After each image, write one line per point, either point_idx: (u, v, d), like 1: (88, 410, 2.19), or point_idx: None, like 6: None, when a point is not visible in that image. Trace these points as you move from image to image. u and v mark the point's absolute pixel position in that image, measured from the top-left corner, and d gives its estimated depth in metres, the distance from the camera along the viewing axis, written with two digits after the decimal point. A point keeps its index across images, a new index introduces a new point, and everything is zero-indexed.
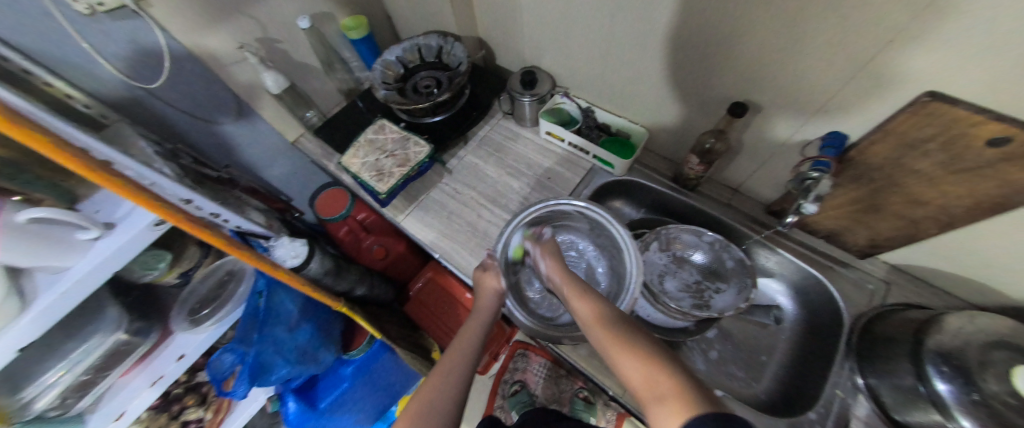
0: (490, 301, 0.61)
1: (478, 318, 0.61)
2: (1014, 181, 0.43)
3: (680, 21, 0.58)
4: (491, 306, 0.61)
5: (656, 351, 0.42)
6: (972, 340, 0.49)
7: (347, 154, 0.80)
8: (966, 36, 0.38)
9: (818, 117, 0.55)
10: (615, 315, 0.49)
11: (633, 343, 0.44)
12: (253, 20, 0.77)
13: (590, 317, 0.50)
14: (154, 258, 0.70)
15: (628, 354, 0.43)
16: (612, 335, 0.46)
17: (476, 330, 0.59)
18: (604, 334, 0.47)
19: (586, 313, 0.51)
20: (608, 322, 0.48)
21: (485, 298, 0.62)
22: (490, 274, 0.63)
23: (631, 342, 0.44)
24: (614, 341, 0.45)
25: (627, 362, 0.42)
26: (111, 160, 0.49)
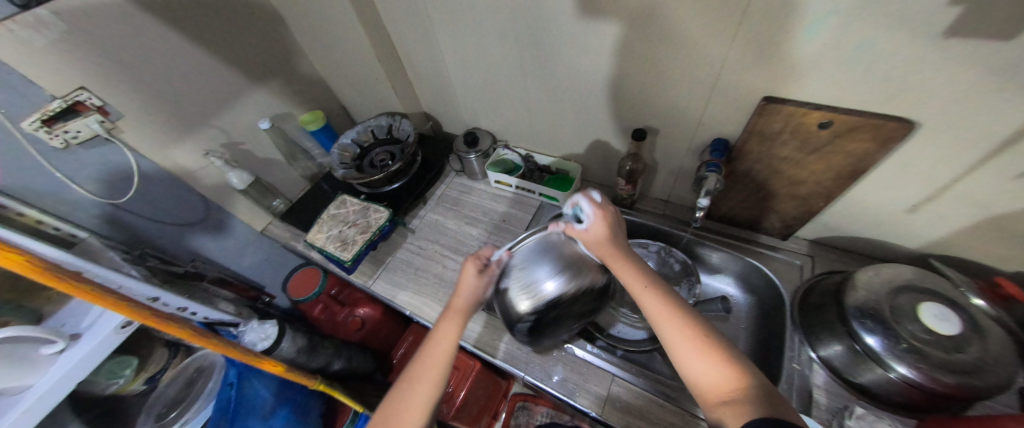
0: (466, 301, 0.59)
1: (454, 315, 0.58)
2: (852, 151, 0.54)
3: (575, 74, 0.71)
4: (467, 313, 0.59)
5: (727, 346, 0.44)
6: (882, 290, 0.57)
7: (312, 231, 0.85)
8: (762, 55, 0.51)
9: (701, 130, 0.67)
10: (677, 299, 0.49)
11: (692, 321, 0.46)
12: (217, 129, 0.87)
13: (641, 288, 0.50)
14: (120, 366, 0.69)
15: (689, 335, 0.45)
16: (670, 309, 0.47)
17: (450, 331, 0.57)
18: (658, 309, 0.48)
19: (626, 280, 0.52)
20: (667, 300, 0.48)
21: (463, 292, 0.60)
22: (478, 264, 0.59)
23: (697, 328, 0.45)
24: (667, 315, 0.47)
25: (677, 337, 0.45)
26: (80, 269, 0.53)
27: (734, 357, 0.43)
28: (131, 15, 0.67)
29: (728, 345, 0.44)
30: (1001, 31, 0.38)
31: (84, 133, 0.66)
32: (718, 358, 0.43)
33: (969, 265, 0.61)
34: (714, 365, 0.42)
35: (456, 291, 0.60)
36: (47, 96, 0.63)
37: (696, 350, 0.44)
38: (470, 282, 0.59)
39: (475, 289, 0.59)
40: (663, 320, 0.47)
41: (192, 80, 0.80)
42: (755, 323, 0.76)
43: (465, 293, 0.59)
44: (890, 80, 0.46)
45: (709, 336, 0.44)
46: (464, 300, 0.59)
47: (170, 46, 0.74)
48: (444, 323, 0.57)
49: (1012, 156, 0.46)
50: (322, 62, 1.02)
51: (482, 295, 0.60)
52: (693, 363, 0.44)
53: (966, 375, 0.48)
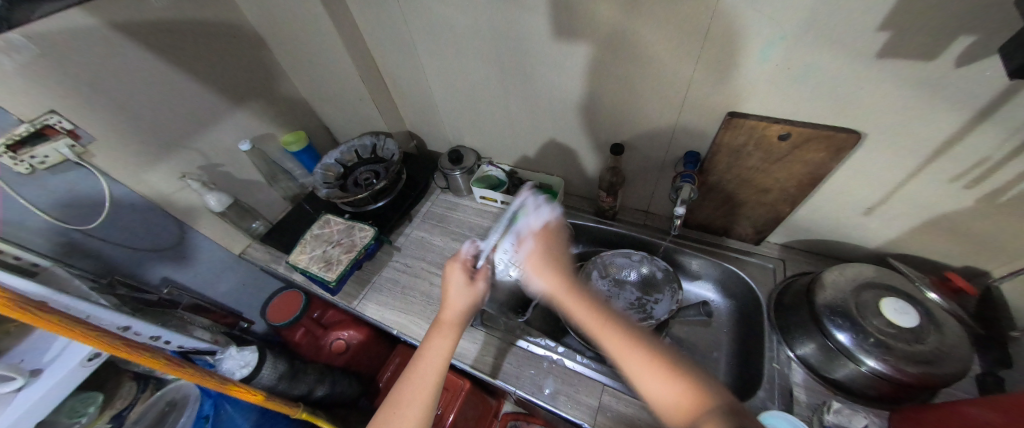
0: (455, 312, 0.60)
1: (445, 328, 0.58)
2: (810, 160, 0.59)
3: (554, 93, 0.75)
4: (459, 324, 0.59)
5: (686, 366, 0.45)
6: (848, 288, 0.60)
7: (294, 252, 0.83)
8: (724, 75, 0.56)
9: (674, 144, 0.71)
10: (634, 326, 0.51)
11: (648, 348, 0.47)
12: (195, 152, 0.86)
13: (598, 323, 0.52)
14: (83, 403, 0.64)
15: (647, 364, 0.46)
16: (625, 339, 0.49)
17: (441, 344, 0.57)
18: (616, 342, 0.49)
19: (580, 312, 0.54)
20: (625, 331, 0.50)
21: (451, 302, 0.60)
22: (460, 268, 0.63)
23: (654, 353, 0.47)
24: (625, 345, 0.48)
25: (636, 366, 0.46)
26: (47, 299, 0.51)
27: (693, 375, 0.44)
28: (108, 39, 0.67)
29: (688, 364, 0.45)
30: (924, 53, 0.44)
31: (52, 158, 0.64)
32: (677, 379, 0.43)
33: (920, 262, 0.66)
34: (676, 389, 0.43)
35: (446, 303, 0.61)
36: (13, 120, 0.60)
37: (655, 376, 0.45)
38: (460, 291, 0.61)
39: (463, 297, 0.61)
40: (624, 356, 0.48)
41: (169, 103, 0.79)
42: (736, 327, 0.79)
43: (455, 301, 0.60)
44: (836, 95, 0.51)
45: (665, 360, 0.46)
46: (454, 311, 0.59)
47: (147, 69, 0.74)
48: (436, 336, 0.58)
49: (944, 162, 0.52)
50: (304, 84, 1.03)
51: (471, 301, 0.61)
52: (654, 389, 0.44)
53: (928, 365, 0.51)
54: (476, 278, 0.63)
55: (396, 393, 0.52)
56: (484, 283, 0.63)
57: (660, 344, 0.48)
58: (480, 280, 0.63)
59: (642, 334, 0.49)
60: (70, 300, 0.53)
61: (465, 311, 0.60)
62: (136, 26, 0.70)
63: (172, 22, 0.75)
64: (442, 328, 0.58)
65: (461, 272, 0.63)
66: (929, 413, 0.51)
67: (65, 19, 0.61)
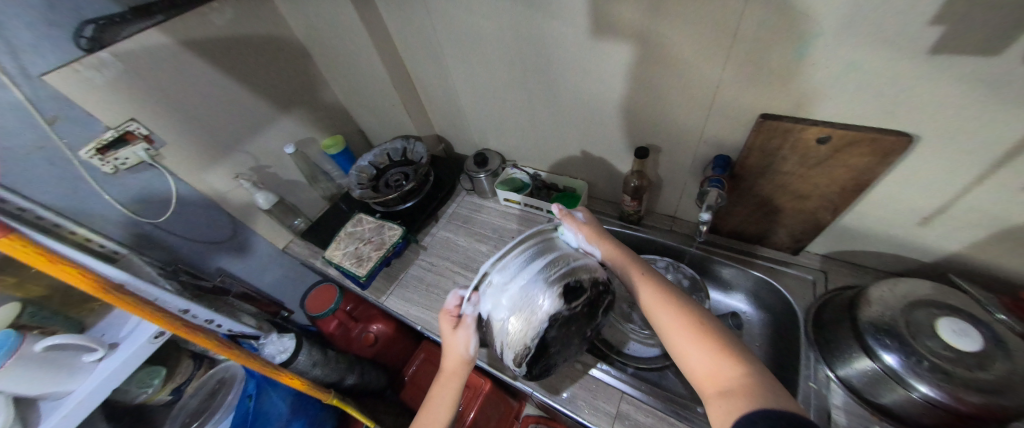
0: (453, 362, 0.60)
1: (448, 379, 0.60)
2: (854, 164, 0.55)
3: (579, 96, 0.75)
4: (460, 372, 0.60)
5: (724, 333, 0.46)
6: (898, 304, 0.55)
7: (330, 248, 0.89)
8: (753, 75, 0.54)
9: (703, 147, 0.68)
10: (676, 291, 0.52)
11: (686, 312, 0.49)
12: (247, 154, 0.94)
13: (636, 277, 0.55)
14: (149, 375, 0.73)
15: (683, 325, 0.47)
16: (665, 302, 0.50)
17: (445, 395, 0.60)
18: (652, 298, 0.52)
19: (622, 265, 0.57)
20: (662, 293, 0.52)
21: (445, 353, 0.60)
22: (447, 320, 0.59)
23: (690, 316, 0.48)
24: (661, 305, 0.50)
25: (670, 324, 0.48)
26: (124, 282, 0.59)
27: (725, 341, 0.45)
28: (178, 55, 0.76)
29: (726, 332, 0.46)
30: (986, 47, 0.39)
31: (131, 160, 0.73)
32: (712, 345, 0.44)
33: (988, 278, 0.59)
34: (705, 354, 0.44)
35: (444, 352, 0.60)
36: (102, 127, 0.70)
37: (689, 337, 0.46)
38: (448, 341, 0.59)
39: (454, 346, 0.59)
40: (659, 312, 0.50)
41: (227, 111, 0.87)
42: (770, 342, 0.75)
43: (448, 354, 0.59)
44: (883, 95, 0.47)
45: (701, 326, 0.47)
46: (450, 361, 0.60)
47: (209, 81, 0.83)
48: (437, 384, 0.61)
49: (1015, 168, 0.46)
50: (343, 91, 1.10)
51: (465, 350, 0.58)
52: (685, 350, 0.46)
53: (993, 395, 0.46)
54: (458, 327, 0.58)
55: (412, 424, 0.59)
56: (467, 334, 0.57)
57: (699, 310, 0.50)
58: (461, 330, 0.58)
59: (685, 300, 0.50)
60: (141, 283, 0.60)
61: (460, 359, 0.59)
62: (201, 42, 0.79)
63: (230, 38, 0.83)
64: (444, 376, 0.60)
65: (446, 322, 0.60)
66: None
67: (146, 38, 0.70)
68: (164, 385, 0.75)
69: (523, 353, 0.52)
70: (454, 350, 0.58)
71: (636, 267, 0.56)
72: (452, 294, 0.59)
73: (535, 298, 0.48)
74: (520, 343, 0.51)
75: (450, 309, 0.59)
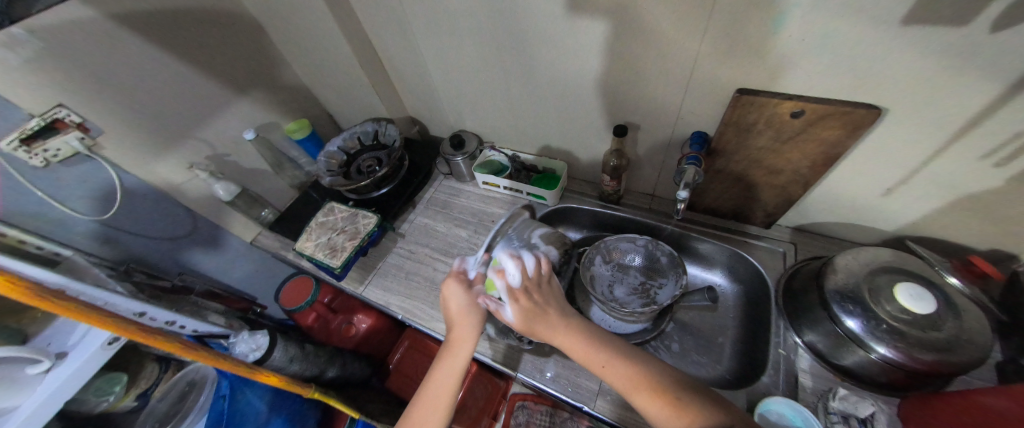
0: (466, 328, 0.60)
1: (458, 350, 0.59)
2: (825, 138, 0.56)
3: (556, 73, 0.72)
4: (471, 335, 0.60)
5: (672, 381, 0.50)
6: (862, 272, 0.58)
7: (301, 240, 0.85)
8: (730, 48, 0.53)
9: (680, 124, 0.68)
10: (620, 346, 0.56)
11: (636, 368, 0.52)
12: (201, 141, 0.87)
13: (597, 361, 0.54)
14: (108, 383, 0.68)
15: (657, 400, 0.48)
16: (615, 363, 0.53)
17: (455, 364, 0.58)
18: (620, 380, 0.52)
19: (578, 351, 0.56)
20: (626, 370, 0.52)
21: (455, 316, 0.62)
22: (455, 283, 0.64)
23: (658, 391, 0.49)
24: (629, 385, 0.51)
25: (645, 402, 0.49)
26: (65, 287, 0.54)
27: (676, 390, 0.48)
28: (109, 31, 0.67)
29: (676, 382, 0.49)
30: (957, 16, 0.39)
31: (64, 151, 0.66)
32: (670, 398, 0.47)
33: (941, 244, 0.63)
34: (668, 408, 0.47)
35: (455, 320, 0.62)
36: (24, 115, 0.62)
37: (664, 413, 0.47)
38: (462, 305, 0.62)
39: (468, 309, 0.62)
40: (630, 394, 0.50)
41: (172, 94, 0.79)
42: (743, 312, 0.77)
43: (461, 318, 0.61)
44: (855, 67, 0.48)
45: (652, 381, 0.50)
46: (463, 326, 0.60)
47: (148, 60, 0.74)
48: (445, 354, 0.59)
49: (974, 137, 0.48)
50: (305, 71, 1.02)
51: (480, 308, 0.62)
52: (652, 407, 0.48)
53: (944, 352, 0.49)
54: (473, 286, 0.64)
55: (420, 397, 0.57)
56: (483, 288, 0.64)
57: (646, 361, 0.53)
58: (477, 287, 0.64)
59: (647, 369, 0.52)
60: (71, 280, 0.55)
61: (470, 326, 0.61)
62: (135, 16, 0.70)
63: (169, 11, 0.74)
64: (453, 345, 0.60)
65: (458, 288, 0.64)
66: (943, 401, 0.49)
67: (67, 11, 0.62)
68: (127, 391, 0.71)
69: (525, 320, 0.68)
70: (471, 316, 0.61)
71: (594, 349, 0.55)
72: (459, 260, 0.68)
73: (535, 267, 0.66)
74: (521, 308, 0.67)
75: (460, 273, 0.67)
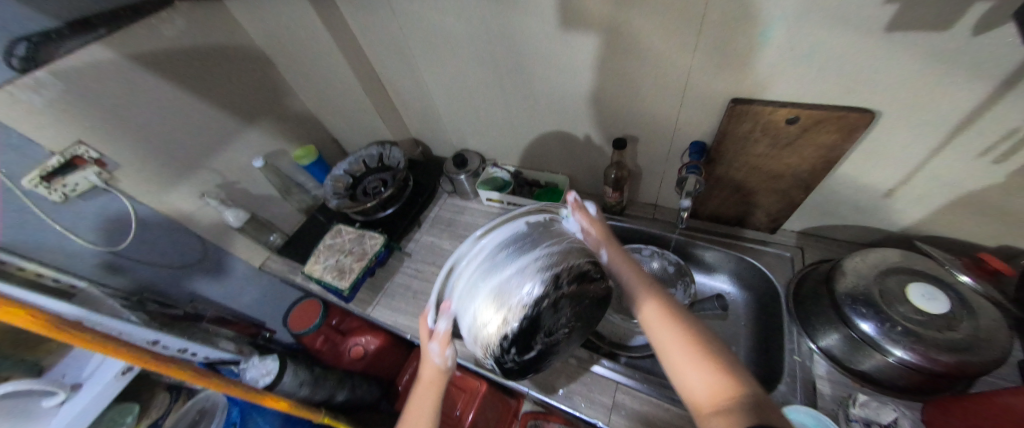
0: (432, 372, 0.55)
1: (428, 390, 0.55)
2: (822, 142, 0.56)
3: (553, 90, 0.74)
4: (439, 380, 0.55)
5: (724, 352, 0.42)
6: (872, 273, 0.57)
7: (309, 263, 0.86)
8: (722, 60, 0.54)
9: (679, 134, 0.69)
10: (676, 308, 0.49)
11: (688, 327, 0.45)
12: (212, 171, 0.90)
13: (643, 289, 0.51)
14: (120, 414, 0.67)
15: (687, 342, 0.44)
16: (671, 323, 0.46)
17: (425, 406, 0.55)
18: (656, 311, 0.48)
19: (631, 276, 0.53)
20: (667, 307, 0.48)
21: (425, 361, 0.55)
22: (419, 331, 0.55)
23: (694, 335, 0.44)
24: (664, 321, 0.46)
25: (673, 341, 0.44)
26: (80, 319, 0.55)
27: (725, 360, 0.41)
28: (127, 71, 0.71)
29: (711, 337, 0.44)
30: (939, 22, 0.41)
31: (82, 186, 0.68)
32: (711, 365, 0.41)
33: (949, 242, 0.63)
34: (706, 374, 0.40)
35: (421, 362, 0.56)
36: (46, 153, 0.64)
37: (691, 356, 0.42)
38: (424, 351, 0.55)
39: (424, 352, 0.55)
40: (661, 326, 0.46)
41: (185, 126, 0.83)
42: (754, 320, 0.76)
43: (427, 363, 0.55)
44: (846, 73, 0.49)
45: (701, 345, 0.43)
46: (429, 370, 0.55)
47: (164, 96, 0.78)
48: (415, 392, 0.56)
49: (970, 135, 0.48)
50: (311, 99, 1.06)
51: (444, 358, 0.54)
52: (685, 368, 0.42)
53: (962, 352, 0.48)
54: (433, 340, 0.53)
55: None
56: (441, 346, 0.52)
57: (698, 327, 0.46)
58: (436, 344, 0.52)
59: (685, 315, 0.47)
60: (84, 311, 0.55)
61: (438, 368, 0.55)
62: (151, 56, 0.74)
63: (183, 49, 0.78)
64: (423, 385, 0.56)
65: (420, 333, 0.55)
66: (965, 405, 0.48)
67: (88, 54, 0.65)
68: (138, 422, 0.70)
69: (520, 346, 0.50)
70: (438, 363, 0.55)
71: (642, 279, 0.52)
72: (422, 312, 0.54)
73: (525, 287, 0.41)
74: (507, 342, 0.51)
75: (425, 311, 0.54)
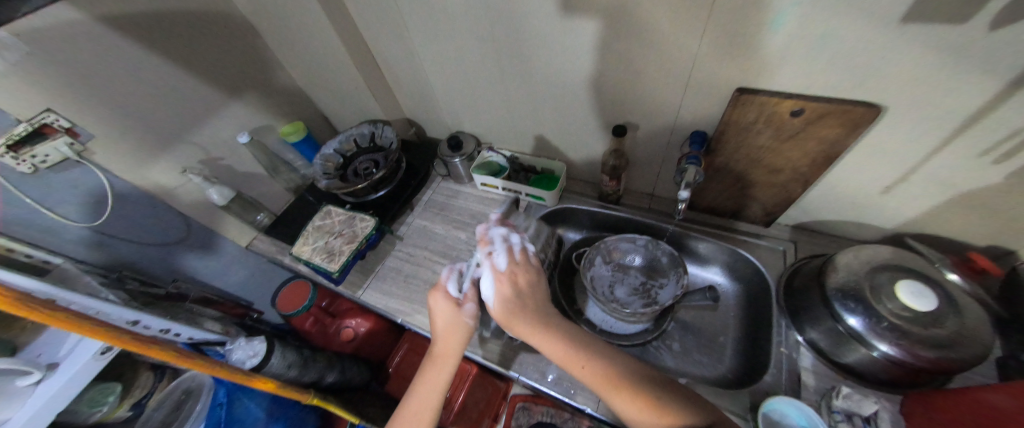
0: (455, 343, 0.61)
1: (443, 362, 0.60)
2: (825, 137, 0.55)
3: (553, 73, 0.71)
4: (458, 352, 0.60)
5: (640, 375, 0.52)
6: (863, 270, 0.58)
7: (297, 244, 0.84)
8: (729, 46, 0.53)
9: (680, 123, 0.68)
10: (614, 362, 0.54)
11: (618, 369, 0.53)
12: (194, 145, 0.86)
13: (574, 357, 0.55)
14: (102, 393, 0.67)
15: (621, 388, 0.51)
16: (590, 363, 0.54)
17: (439, 377, 0.59)
18: (590, 374, 0.53)
19: (553, 349, 0.56)
20: (601, 361, 0.54)
21: (440, 332, 0.62)
22: (440, 297, 0.64)
23: (632, 385, 0.51)
24: (603, 376, 0.52)
25: (616, 395, 0.51)
26: (55, 297, 0.53)
27: (647, 389, 0.50)
28: (99, 34, 0.66)
29: (652, 381, 0.52)
30: (956, 14, 0.39)
31: (53, 157, 0.64)
32: (627, 390, 0.50)
33: (938, 241, 0.63)
34: (635, 405, 0.50)
35: (442, 333, 0.61)
36: (11, 120, 0.60)
37: (627, 397, 0.50)
38: (449, 320, 0.62)
39: (455, 324, 0.62)
40: (598, 380, 0.52)
41: (165, 97, 0.78)
42: (743, 312, 0.77)
43: (449, 334, 0.61)
44: (856, 65, 0.47)
45: (619, 379, 0.52)
46: (450, 342, 0.61)
47: (140, 64, 0.73)
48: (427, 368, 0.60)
49: (974, 134, 0.48)
50: (300, 73, 1.01)
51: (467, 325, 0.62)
52: (618, 402, 0.51)
53: (946, 349, 0.49)
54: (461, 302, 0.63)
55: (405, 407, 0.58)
56: (472, 306, 0.63)
57: (631, 366, 0.54)
58: (465, 303, 0.63)
59: (616, 363, 0.54)
60: (49, 287, 0.52)
61: (459, 340, 0.61)
62: (124, 19, 0.68)
63: (160, 12, 0.73)
64: (438, 358, 0.60)
65: (445, 303, 0.63)
66: (945, 399, 0.49)
67: (55, 13, 0.60)
68: (122, 401, 0.70)
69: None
70: (464, 333, 0.61)
71: (563, 341, 0.56)
72: (449, 270, 0.67)
73: (512, 267, 0.64)
74: (504, 323, 0.64)
75: (446, 287, 0.65)
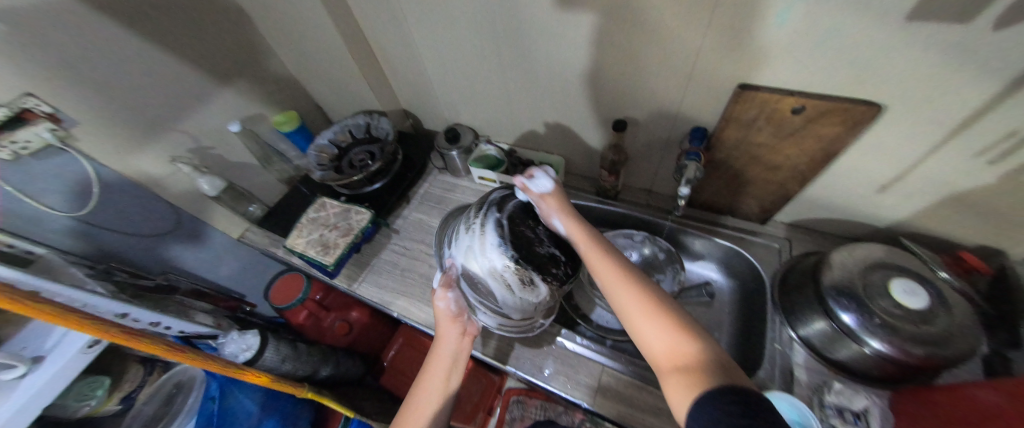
0: (451, 343, 0.63)
1: (441, 361, 0.62)
2: (824, 135, 0.56)
3: (553, 66, 0.70)
4: (454, 351, 0.62)
5: (703, 335, 0.43)
6: (858, 267, 0.58)
7: (291, 237, 0.82)
8: (732, 42, 0.52)
9: (680, 119, 0.68)
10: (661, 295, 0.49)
11: (665, 311, 0.46)
12: (183, 134, 0.84)
13: (617, 277, 0.51)
14: (89, 387, 0.66)
15: (662, 324, 0.45)
16: (677, 341, 0.43)
17: (438, 375, 0.61)
18: (635, 297, 0.49)
19: (611, 268, 0.53)
20: (647, 290, 0.49)
21: (443, 332, 0.63)
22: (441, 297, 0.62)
23: (668, 311, 0.46)
24: (648, 305, 0.48)
25: (650, 321, 0.46)
26: (40, 288, 0.51)
27: (693, 333, 0.44)
28: (81, 16, 0.63)
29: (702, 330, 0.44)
30: (959, 15, 0.39)
31: (34, 143, 0.62)
32: (683, 342, 0.43)
33: (930, 239, 0.64)
34: (665, 333, 0.45)
35: (440, 334, 0.63)
36: None
37: (668, 332, 0.44)
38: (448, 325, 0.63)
39: (450, 329, 0.63)
40: (642, 309, 0.48)
41: (151, 83, 0.76)
42: (738, 308, 0.78)
43: (448, 334, 0.63)
44: (858, 63, 0.47)
45: (682, 326, 0.44)
46: (447, 342, 0.63)
47: (125, 48, 0.70)
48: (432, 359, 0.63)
49: (971, 134, 0.48)
50: (293, 61, 0.99)
51: (455, 311, 0.63)
52: (652, 332, 0.46)
53: (934, 346, 0.50)
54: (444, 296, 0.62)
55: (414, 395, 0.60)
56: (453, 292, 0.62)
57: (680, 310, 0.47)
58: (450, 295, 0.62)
59: (660, 293, 0.49)
60: (23, 274, 0.49)
61: (456, 341, 0.63)
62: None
63: None
64: (437, 358, 0.62)
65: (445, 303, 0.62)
66: (934, 395, 0.50)
67: None
68: (111, 395, 0.69)
69: (522, 287, 0.55)
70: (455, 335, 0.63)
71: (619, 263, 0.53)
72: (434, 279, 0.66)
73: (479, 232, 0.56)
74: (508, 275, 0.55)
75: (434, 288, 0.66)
